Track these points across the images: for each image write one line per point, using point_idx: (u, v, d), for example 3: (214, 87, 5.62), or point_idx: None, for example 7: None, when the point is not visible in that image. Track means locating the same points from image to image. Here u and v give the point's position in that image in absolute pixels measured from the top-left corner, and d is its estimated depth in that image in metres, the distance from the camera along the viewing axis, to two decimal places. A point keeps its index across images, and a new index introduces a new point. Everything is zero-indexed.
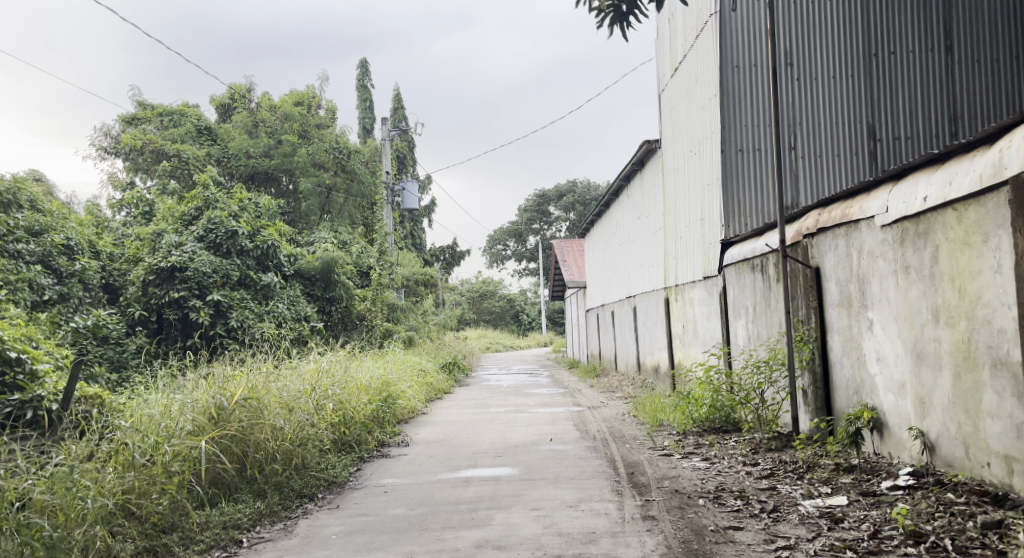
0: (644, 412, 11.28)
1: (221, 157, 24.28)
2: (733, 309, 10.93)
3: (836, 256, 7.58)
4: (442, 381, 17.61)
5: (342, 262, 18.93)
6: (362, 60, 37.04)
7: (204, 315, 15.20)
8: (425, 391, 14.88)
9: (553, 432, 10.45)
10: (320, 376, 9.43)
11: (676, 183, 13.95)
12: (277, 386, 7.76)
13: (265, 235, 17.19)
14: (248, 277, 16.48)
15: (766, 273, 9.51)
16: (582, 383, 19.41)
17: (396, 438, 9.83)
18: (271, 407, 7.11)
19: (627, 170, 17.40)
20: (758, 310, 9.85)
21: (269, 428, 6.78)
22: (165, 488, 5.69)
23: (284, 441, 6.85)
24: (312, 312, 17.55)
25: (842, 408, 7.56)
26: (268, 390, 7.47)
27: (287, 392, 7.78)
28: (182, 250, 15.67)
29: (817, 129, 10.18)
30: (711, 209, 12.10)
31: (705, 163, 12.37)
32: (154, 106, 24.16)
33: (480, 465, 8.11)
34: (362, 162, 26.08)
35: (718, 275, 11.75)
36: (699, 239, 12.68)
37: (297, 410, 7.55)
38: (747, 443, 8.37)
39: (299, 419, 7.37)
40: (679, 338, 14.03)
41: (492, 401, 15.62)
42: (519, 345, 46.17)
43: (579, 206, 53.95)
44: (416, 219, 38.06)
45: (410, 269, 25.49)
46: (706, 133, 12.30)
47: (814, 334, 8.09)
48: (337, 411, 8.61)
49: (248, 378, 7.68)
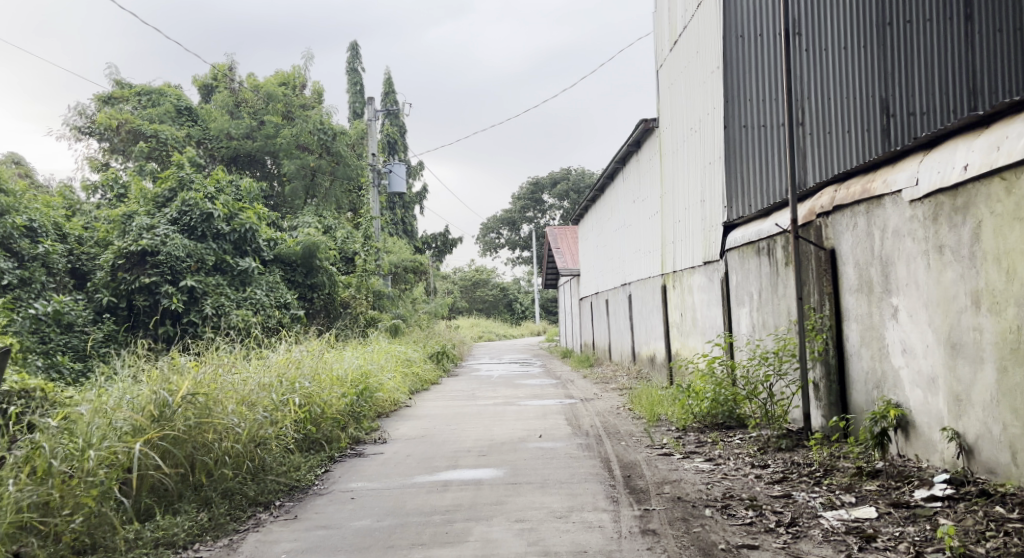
0: (641, 405, 10.57)
1: (202, 138, 23.53)
2: (737, 296, 10.21)
3: (854, 236, 6.85)
4: (429, 371, 16.90)
5: (325, 247, 18.16)
6: (352, 42, 36.20)
7: (177, 302, 14.49)
8: (409, 382, 14.17)
9: (543, 427, 9.76)
10: (289, 369, 8.68)
11: (675, 163, 13.21)
12: (234, 380, 7.02)
13: (242, 218, 16.42)
14: (225, 262, 15.81)
15: (773, 257, 8.79)
16: (575, 374, 18.71)
17: (373, 434, 9.11)
18: (223, 403, 6.36)
19: (624, 151, 16.63)
20: (765, 297, 9.13)
21: (219, 427, 6.04)
22: (84, 502, 4.96)
23: (236, 441, 6.11)
24: (292, 298, 16.80)
25: (860, 404, 6.84)
26: (221, 384, 6.73)
27: (245, 386, 7.05)
28: (154, 233, 14.91)
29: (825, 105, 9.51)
30: (712, 190, 11.39)
31: (705, 141, 11.64)
32: (131, 85, 23.28)
33: (461, 466, 7.39)
34: (348, 144, 25.28)
35: (720, 260, 11.00)
36: (699, 221, 11.93)
37: (255, 406, 6.83)
38: (753, 441, 7.66)
39: (257, 416, 6.63)
40: (677, 327, 13.31)
41: (480, 392, 14.90)
42: (512, 334, 45.48)
43: (573, 194, 53.22)
44: (407, 206, 37.27)
45: (398, 256, 24.76)
46: (707, 109, 11.58)
47: (828, 323, 7.37)
48: (304, 406, 7.89)
49: (205, 371, 6.93)
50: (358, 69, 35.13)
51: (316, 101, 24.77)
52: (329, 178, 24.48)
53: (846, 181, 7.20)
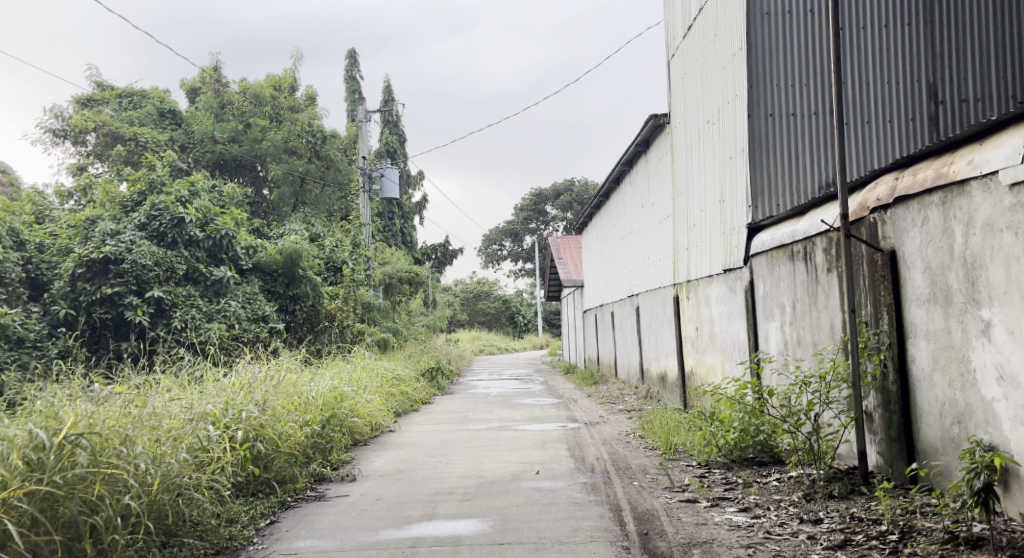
0: (654, 434, 9.26)
1: (186, 143, 22.27)
2: (764, 308, 8.90)
3: (923, 234, 5.53)
4: (420, 390, 15.55)
5: (310, 256, 16.84)
6: (350, 49, 35.01)
7: (142, 315, 13.23)
8: (394, 403, 12.85)
9: (542, 459, 8.43)
10: (241, 399, 7.34)
11: (689, 162, 11.93)
12: (145, 413, 5.78)
13: (218, 223, 15.15)
14: (198, 271, 14.55)
15: (812, 263, 7.51)
16: (579, 392, 17.34)
17: (341, 471, 7.75)
18: (121, 441, 5.15)
19: (630, 152, 15.37)
20: (801, 309, 7.82)
21: (112, 476, 4.87)
22: None
23: (133, 499, 4.91)
24: (272, 311, 15.40)
25: (931, 441, 5.53)
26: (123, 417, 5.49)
27: (158, 419, 5.82)
28: (119, 240, 13.64)
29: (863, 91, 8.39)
30: (733, 188, 10.05)
31: (724, 134, 10.32)
32: (112, 86, 22.03)
33: (439, 517, 6.03)
34: (339, 148, 24.02)
35: (742, 266, 9.68)
36: (718, 224, 10.60)
37: (168, 442, 5.56)
38: (793, 485, 6.35)
39: (173, 457, 5.38)
40: (691, 343, 11.98)
41: (475, 413, 13.57)
42: (515, 347, 44.09)
43: (576, 206, 51.95)
44: (406, 216, 36.00)
45: (392, 266, 23.45)
46: (725, 98, 10.31)
47: (887, 341, 6.05)
48: (247, 442, 6.56)
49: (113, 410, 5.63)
50: (356, 76, 33.92)
51: (306, 104, 23.57)
52: (319, 184, 23.21)
53: (911, 165, 5.89)
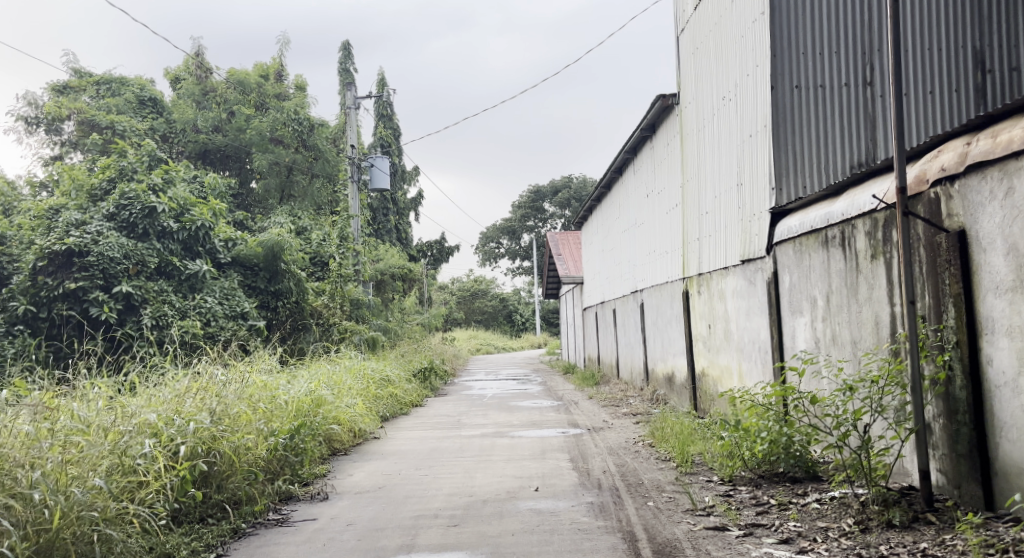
0: (668, 444, 8.27)
1: (167, 132, 21.33)
2: (790, 302, 7.93)
3: (1010, 209, 4.64)
4: (411, 391, 14.58)
5: (294, 249, 15.85)
6: (344, 42, 34.01)
7: (109, 312, 12.25)
8: (380, 407, 11.89)
9: (541, 473, 7.46)
10: (197, 407, 6.34)
11: (701, 145, 10.96)
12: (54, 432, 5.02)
13: (194, 213, 14.18)
14: (171, 265, 13.59)
15: (852, 250, 6.54)
16: (580, 394, 16.35)
17: (311, 488, 6.76)
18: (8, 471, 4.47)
19: (635, 139, 14.45)
20: (838, 302, 6.84)
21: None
22: None
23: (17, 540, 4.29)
24: (252, 307, 14.38)
25: (1017, 459, 4.62)
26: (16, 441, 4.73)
27: (73, 439, 5.00)
28: (85, 230, 12.69)
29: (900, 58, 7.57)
30: (752, 169, 9.08)
31: (742, 110, 9.38)
32: (90, 74, 21.19)
33: (418, 549, 5.03)
34: (328, 139, 23.01)
35: (764, 257, 8.71)
36: (735, 210, 9.61)
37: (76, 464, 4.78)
38: (840, 508, 5.34)
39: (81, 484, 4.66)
40: (704, 342, 11.01)
41: (468, 416, 12.59)
42: (512, 346, 43.15)
43: (574, 202, 50.92)
44: (402, 212, 35.04)
45: (384, 262, 22.47)
46: (744, 70, 9.31)
47: (953, 337, 5.07)
48: (190, 460, 5.56)
49: (9, 436, 4.76)
50: (349, 68, 32.91)
51: (293, 93, 22.61)
52: (307, 176, 22.18)
53: (988, 127, 4.97)
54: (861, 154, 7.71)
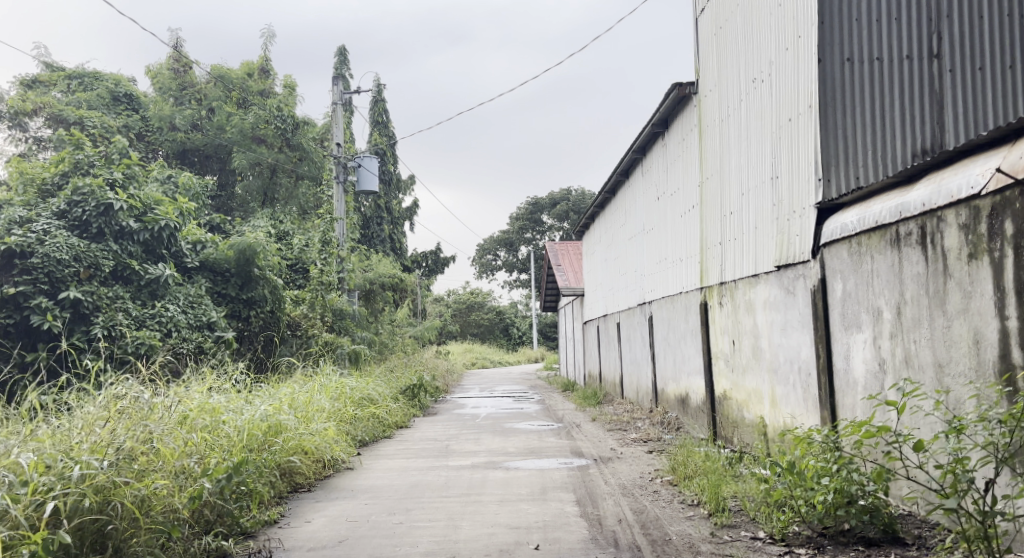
0: (695, 484, 6.87)
1: (143, 131, 20.06)
2: (842, 315, 6.54)
3: None
4: (396, 411, 13.20)
5: (269, 253, 14.50)
6: (341, 46, 32.73)
7: (53, 320, 10.86)
8: (358, 430, 10.50)
9: (543, 522, 6.05)
10: (113, 435, 5.01)
11: (726, 139, 9.57)
12: None
13: (158, 213, 12.74)
14: (129, 269, 12.14)
15: (933, 250, 5.18)
16: (582, 415, 14.96)
17: (251, 545, 5.40)
18: None
19: (644, 135, 13.10)
20: (909, 315, 5.47)
21: None
22: None
23: None
24: (220, 317, 13.07)
25: None
26: None
27: None
28: (29, 229, 11.37)
29: (972, 27, 6.43)
30: (791, 160, 7.61)
31: (780, 90, 7.85)
32: (61, 68, 19.87)
33: None
34: (314, 139, 21.65)
35: (804, 263, 7.33)
36: (769, 207, 8.18)
37: None
38: None
39: None
40: (727, 360, 9.62)
41: (457, 441, 11.19)
42: (509, 361, 41.74)
43: (574, 215, 49.49)
44: (396, 222, 33.67)
45: (374, 271, 20.58)
46: (781, 45, 7.87)
47: None
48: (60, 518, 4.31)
49: None
50: (344, 73, 31.57)
51: (279, 90, 21.26)
52: (292, 177, 20.96)
53: None
54: (925, 138, 6.47)
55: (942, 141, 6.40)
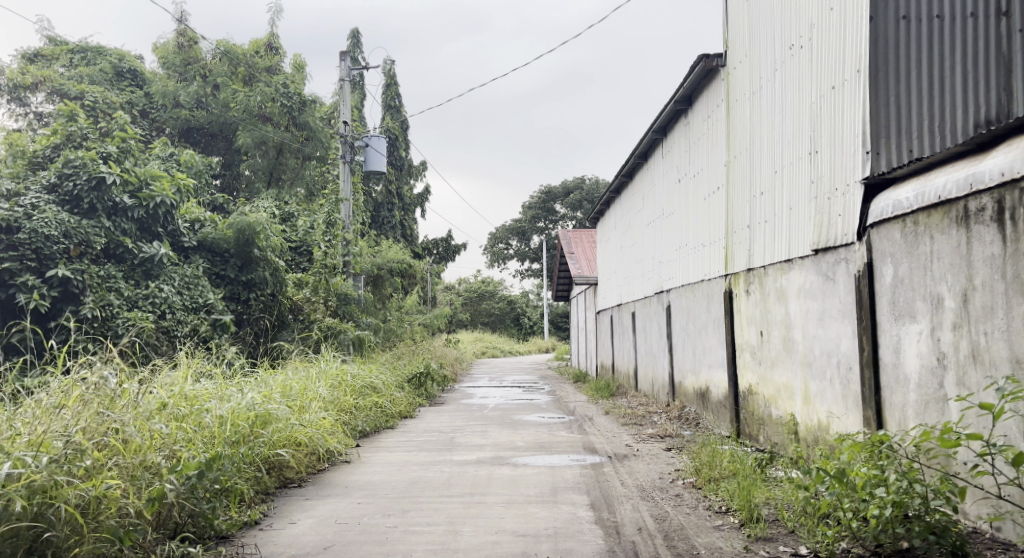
0: (722, 488, 6.20)
1: (147, 108, 19.48)
2: (889, 306, 5.87)
3: None
4: (400, 400, 12.58)
5: (271, 234, 13.89)
6: (353, 29, 32.10)
7: (40, 300, 10.26)
8: (358, 421, 9.87)
9: (553, 529, 5.39)
10: (65, 426, 4.59)
11: (757, 111, 8.86)
12: None
13: (154, 188, 12.06)
14: (122, 247, 11.54)
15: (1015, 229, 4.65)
16: (595, 407, 14.28)
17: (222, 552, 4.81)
18: None
19: (666, 113, 12.38)
20: (978, 308, 4.89)
21: None
22: None
23: None
24: (218, 299, 12.49)
25: None
26: None
27: None
28: (16, 203, 10.75)
29: None
30: (834, 130, 6.90)
31: (822, 56, 7.17)
32: (64, 42, 19.28)
33: None
34: (321, 119, 21.00)
35: (848, 247, 6.64)
36: (807, 184, 7.48)
37: None
38: None
39: None
40: (754, 351, 8.92)
41: (462, 433, 10.54)
42: (519, 351, 41.10)
43: (587, 204, 48.76)
44: (407, 208, 33.04)
45: (382, 255, 19.96)
46: (826, 5, 7.15)
47: None
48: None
49: None
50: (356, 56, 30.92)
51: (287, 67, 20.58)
52: (299, 158, 20.40)
53: None
54: (990, 108, 5.66)
55: (1009, 112, 5.56)
